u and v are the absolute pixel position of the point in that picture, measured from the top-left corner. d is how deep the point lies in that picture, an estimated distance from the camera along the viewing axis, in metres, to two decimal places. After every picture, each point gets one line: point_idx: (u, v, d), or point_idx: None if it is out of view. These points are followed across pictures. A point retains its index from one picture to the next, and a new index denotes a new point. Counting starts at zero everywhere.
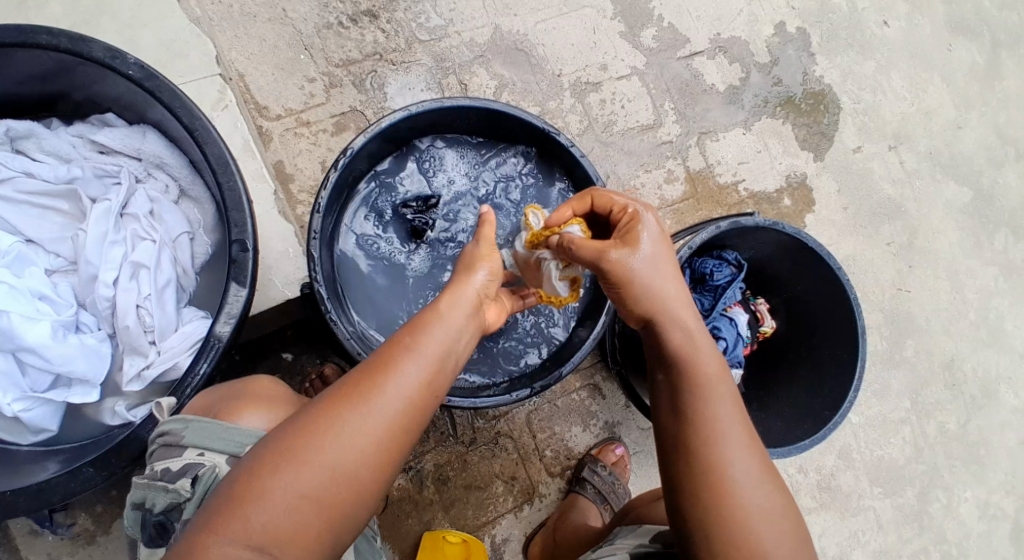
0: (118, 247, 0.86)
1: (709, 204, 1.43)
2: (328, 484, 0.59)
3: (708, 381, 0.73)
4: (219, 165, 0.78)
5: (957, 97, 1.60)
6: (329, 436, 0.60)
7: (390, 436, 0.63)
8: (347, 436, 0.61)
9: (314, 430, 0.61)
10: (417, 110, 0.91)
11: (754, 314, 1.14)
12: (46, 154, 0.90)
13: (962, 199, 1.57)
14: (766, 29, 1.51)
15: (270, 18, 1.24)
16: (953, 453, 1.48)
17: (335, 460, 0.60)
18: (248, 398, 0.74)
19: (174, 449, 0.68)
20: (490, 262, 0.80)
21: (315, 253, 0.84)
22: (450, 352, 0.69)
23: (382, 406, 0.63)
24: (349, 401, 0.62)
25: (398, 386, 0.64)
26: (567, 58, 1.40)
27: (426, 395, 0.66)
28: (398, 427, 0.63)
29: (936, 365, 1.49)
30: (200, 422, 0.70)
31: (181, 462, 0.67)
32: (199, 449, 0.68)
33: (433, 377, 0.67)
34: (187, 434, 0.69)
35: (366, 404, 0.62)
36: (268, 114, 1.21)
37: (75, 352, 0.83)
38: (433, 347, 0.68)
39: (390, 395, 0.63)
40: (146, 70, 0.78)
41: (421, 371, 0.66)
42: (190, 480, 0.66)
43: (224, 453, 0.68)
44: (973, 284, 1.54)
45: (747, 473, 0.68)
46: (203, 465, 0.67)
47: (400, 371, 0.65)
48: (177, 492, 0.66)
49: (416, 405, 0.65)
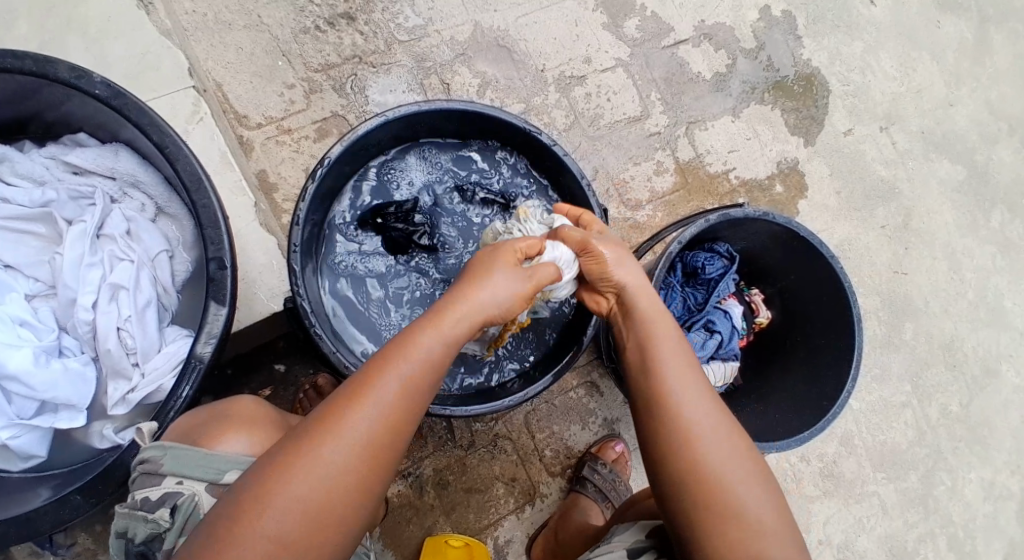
0: (96, 269, 0.84)
1: (701, 194, 1.41)
2: (308, 519, 0.58)
3: (683, 381, 0.72)
4: (192, 182, 0.76)
5: (947, 74, 1.58)
6: (304, 469, 0.59)
7: (371, 461, 0.61)
8: (326, 468, 0.59)
9: (290, 465, 0.59)
10: (394, 115, 0.90)
11: (749, 305, 1.14)
12: (19, 177, 0.89)
13: (956, 177, 1.55)
14: (751, 14, 1.49)
15: (245, 25, 1.22)
16: (957, 435, 1.47)
17: (314, 493, 0.59)
18: (231, 420, 0.72)
19: (154, 477, 0.67)
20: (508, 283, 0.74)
21: (296, 267, 0.82)
22: (434, 367, 0.67)
23: (358, 430, 0.61)
24: (323, 431, 0.61)
25: (375, 408, 0.62)
26: (550, 53, 1.38)
27: (405, 416, 0.64)
28: (377, 451, 0.62)
29: (936, 347, 1.48)
30: (177, 449, 0.67)
31: (160, 491, 0.66)
32: (178, 477, 0.67)
33: (410, 395, 0.64)
34: (165, 462, 0.67)
35: (343, 431, 0.61)
36: (248, 123, 1.19)
37: (58, 377, 0.81)
38: (409, 365, 0.65)
39: (368, 419, 0.62)
40: (112, 88, 0.76)
41: (398, 389, 0.64)
42: (169, 510, 0.64)
43: (203, 482, 0.66)
44: (970, 263, 1.53)
45: (733, 470, 0.66)
46: (182, 493, 0.66)
47: (374, 393, 0.63)
48: (156, 521, 0.64)
49: (395, 424, 0.63)
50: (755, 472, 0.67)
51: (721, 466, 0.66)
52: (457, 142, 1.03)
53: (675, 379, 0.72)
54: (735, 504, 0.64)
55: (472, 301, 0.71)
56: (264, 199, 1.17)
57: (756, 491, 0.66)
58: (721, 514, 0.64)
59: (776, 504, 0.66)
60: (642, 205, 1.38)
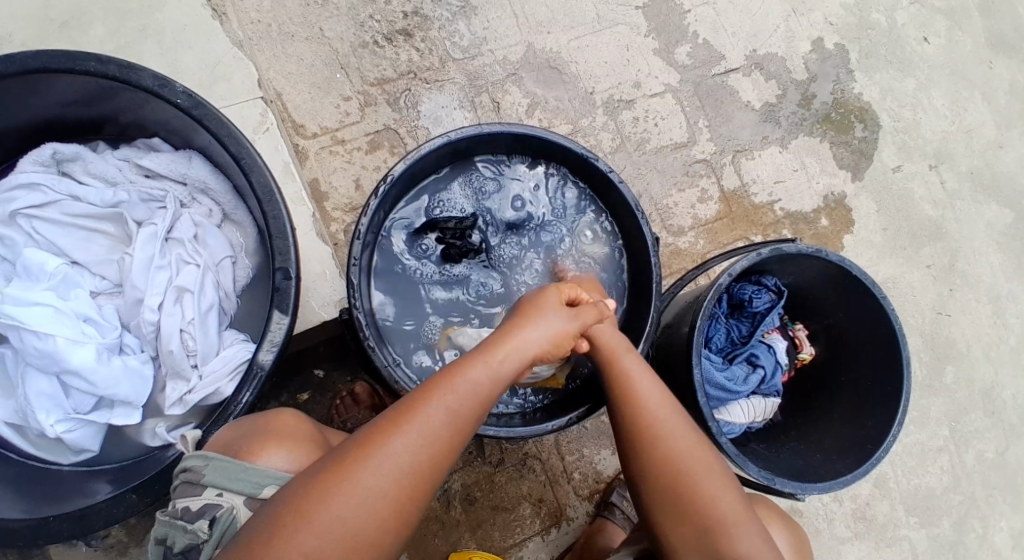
0: (163, 272, 0.87)
1: (744, 224, 1.41)
2: (350, 538, 0.58)
3: (667, 410, 0.78)
4: (265, 195, 0.78)
5: (999, 116, 1.55)
6: (342, 491, 0.59)
7: (411, 485, 0.62)
8: (366, 490, 0.60)
9: (334, 486, 0.60)
10: (456, 136, 0.91)
11: (792, 340, 1.13)
12: (92, 177, 0.92)
13: (1005, 220, 1.52)
14: (803, 46, 1.49)
15: (307, 37, 1.25)
16: (993, 483, 1.42)
17: (355, 514, 0.59)
18: (270, 435, 0.73)
19: (195, 488, 0.68)
20: (545, 322, 0.75)
21: (355, 280, 0.83)
22: (475, 398, 0.67)
23: (398, 453, 0.62)
24: (364, 452, 0.62)
25: (416, 430, 0.63)
26: (601, 75, 1.39)
27: (447, 447, 0.65)
28: (422, 475, 0.63)
29: (976, 392, 1.45)
30: (219, 461, 0.69)
31: (200, 502, 0.67)
32: (219, 489, 0.67)
33: (456, 427, 0.66)
34: (207, 472, 0.68)
35: (384, 453, 0.62)
36: (304, 132, 1.22)
37: (119, 375, 0.83)
38: (450, 391, 0.66)
39: (408, 446, 0.63)
40: (193, 98, 0.79)
41: (440, 418, 0.65)
42: (208, 522, 0.65)
43: (242, 495, 0.67)
44: (1015, 308, 1.49)
45: (708, 488, 0.74)
46: (221, 506, 0.66)
47: (417, 415, 0.64)
48: (194, 533, 0.64)
49: (441, 447, 0.64)
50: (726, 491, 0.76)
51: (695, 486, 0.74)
52: (509, 158, 1.03)
53: (657, 408, 0.77)
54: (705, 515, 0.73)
55: (515, 340, 0.72)
56: (316, 207, 1.20)
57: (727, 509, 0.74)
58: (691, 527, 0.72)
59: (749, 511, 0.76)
60: (685, 231, 1.38)
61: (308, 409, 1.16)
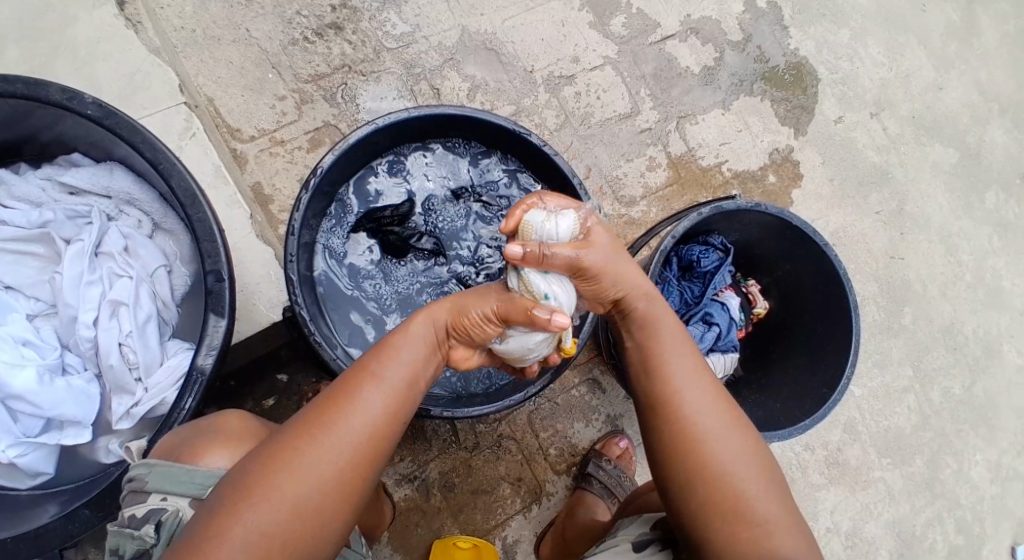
0: (96, 286, 0.89)
1: (694, 187, 1.42)
2: (295, 513, 0.59)
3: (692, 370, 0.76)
4: (187, 198, 0.80)
5: (935, 59, 1.58)
6: (286, 471, 0.60)
7: (354, 462, 0.63)
8: (304, 467, 0.61)
9: (276, 463, 0.61)
10: (383, 122, 0.92)
11: (746, 296, 1.17)
12: (17, 199, 0.93)
13: (949, 159, 1.56)
14: (736, 6, 1.50)
15: (235, 40, 1.23)
16: (960, 415, 1.47)
17: (298, 490, 0.60)
18: (210, 436, 0.72)
19: (140, 495, 0.67)
20: (478, 305, 0.74)
21: (293, 277, 0.86)
22: (401, 379, 0.69)
23: (343, 437, 0.63)
24: (315, 431, 0.63)
25: (358, 413, 0.65)
26: (538, 54, 1.38)
27: (390, 424, 0.66)
28: (364, 445, 0.64)
29: (936, 330, 1.48)
30: (162, 466, 0.68)
31: (145, 507, 0.66)
32: (162, 494, 0.67)
33: (391, 398, 0.67)
34: (150, 479, 0.68)
35: (329, 436, 0.63)
36: (241, 137, 1.21)
37: (62, 394, 0.85)
38: (390, 363, 0.69)
39: (348, 426, 0.64)
40: (103, 108, 0.80)
41: (384, 393, 0.67)
42: (154, 526, 0.64)
43: (186, 496, 0.67)
44: (967, 245, 1.53)
45: (733, 450, 0.69)
46: (166, 509, 0.65)
47: (359, 398, 0.65)
48: (142, 538, 0.63)
49: (384, 418, 0.66)
50: (769, 482, 0.69)
51: (747, 492, 0.67)
52: (455, 143, 1.04)
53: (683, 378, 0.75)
54: (728, 480, 0.67)
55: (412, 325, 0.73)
56: (260, 211, 1.18)
57: (753, 473, 0.68)
58: (712, 495, 0.67)
59: (780, 497, 0.68)
60: (637, 201, 1.38)
61: (272, 415, 1.15)
